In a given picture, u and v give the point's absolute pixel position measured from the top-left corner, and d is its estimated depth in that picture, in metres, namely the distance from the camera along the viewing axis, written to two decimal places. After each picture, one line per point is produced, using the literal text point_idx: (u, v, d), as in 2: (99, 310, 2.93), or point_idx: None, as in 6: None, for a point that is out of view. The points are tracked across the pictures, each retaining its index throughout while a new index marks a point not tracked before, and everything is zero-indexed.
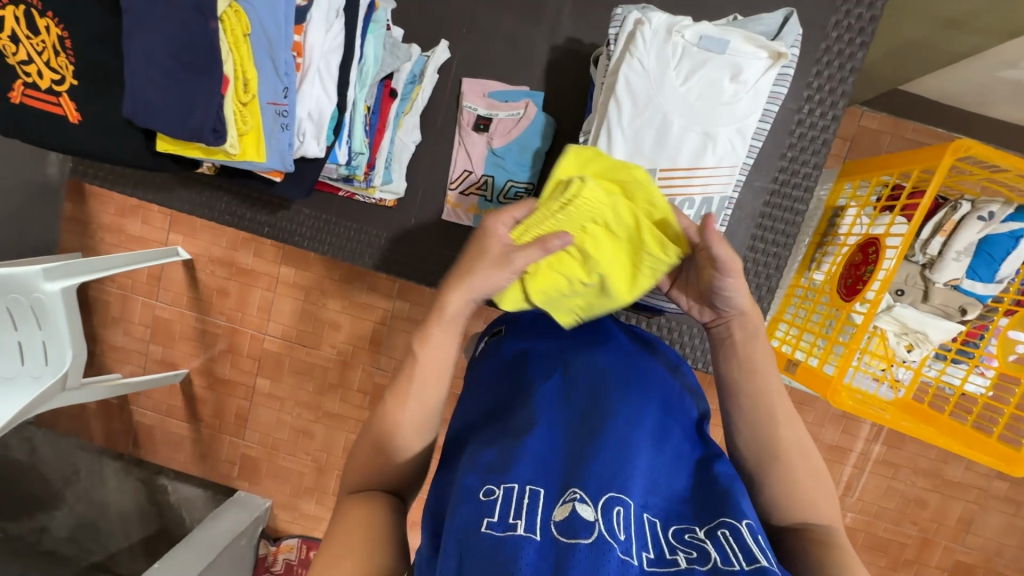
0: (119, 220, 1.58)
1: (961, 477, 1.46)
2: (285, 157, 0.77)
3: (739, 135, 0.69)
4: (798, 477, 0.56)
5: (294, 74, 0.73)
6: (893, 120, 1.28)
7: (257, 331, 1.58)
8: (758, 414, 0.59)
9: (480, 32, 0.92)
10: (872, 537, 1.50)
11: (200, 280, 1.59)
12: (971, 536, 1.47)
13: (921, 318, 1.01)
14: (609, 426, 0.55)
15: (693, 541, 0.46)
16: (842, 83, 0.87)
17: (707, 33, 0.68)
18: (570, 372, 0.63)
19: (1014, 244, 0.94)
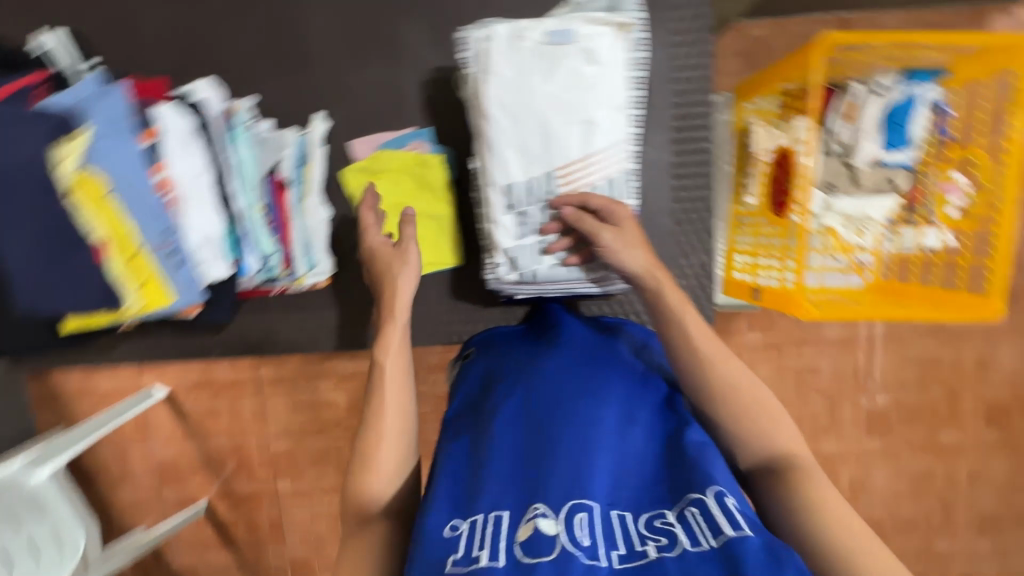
0: (86, 382, 1.56)
1: (962, 325, 1.50)
2: (193, 290, 0.80)
3: (616, 111, 0.70)
4: (743, 404, 0.66)
5: (168, 212, 0.77)
6: None
7: (259, 438, 1.56)
8: (697, 364, 0.67)
9: (348, 90, 0.91)
10: (905, 411, 1.55)
11: (186, 411, 1.57)
12: (995, 373, 1.52)
13: (858, 203, 1.03)
14: (574, 439, 0.63)
15: (663, 527, 0.56)
16: (699, 18, 0.89)
17: (550, 26, 0.67)
18: (532, 390, 0.69)
19: (913, 106, 0.97)
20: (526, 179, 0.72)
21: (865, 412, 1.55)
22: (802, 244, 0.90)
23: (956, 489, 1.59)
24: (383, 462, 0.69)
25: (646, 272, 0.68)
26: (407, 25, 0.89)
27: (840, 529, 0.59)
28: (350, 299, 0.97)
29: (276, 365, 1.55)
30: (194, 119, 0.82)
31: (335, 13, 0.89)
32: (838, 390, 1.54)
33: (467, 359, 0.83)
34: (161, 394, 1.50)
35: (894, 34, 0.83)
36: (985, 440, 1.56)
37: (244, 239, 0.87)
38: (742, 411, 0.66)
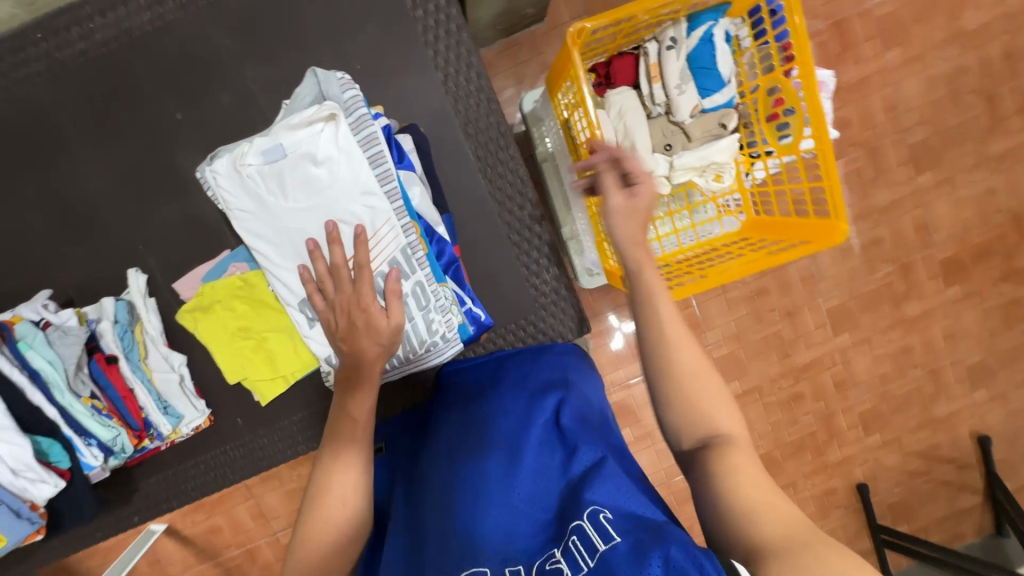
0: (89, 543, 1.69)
1: (889, 199, 1.49)
2: (24, 521, 0.71)
3: (365, 195, 0.70)
4: (699, 392, 0.59)
5: None
6: None
7: (267, 536, 1.73)
8: (659, 340, 0.60)
9: (154, 239, 0.89)
10: (862, 299, 1.54)
11: (189, 535, 1.72)
12: (936, 233, 1.51)
13: (699, 155, 0.98)
14: (467, 504, 0.65)
15: (552, 567, 0.56)
16: (460, 44, 0.85)
17: (262, 144, 0.66)
18: (433, 470, 0.73)
19: (714, 46, 0.93)
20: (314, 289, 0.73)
21: (825, 312, 1.55)
22: None
23: (938, 355, 1.59)
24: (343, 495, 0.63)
25: (633, 248, 0.65)
26: (184, 157, 0.87)
27: (753, 496, 0.54)
28: (238, 430, 0.95)
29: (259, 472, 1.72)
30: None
31: (109, 172, 0.86)
32: (791, 302, 1.53)
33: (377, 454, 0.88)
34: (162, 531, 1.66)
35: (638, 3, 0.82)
36: (947, 298, 1.56)
37: (70, 439, 0.74)
38: (688, 392, 0.59)
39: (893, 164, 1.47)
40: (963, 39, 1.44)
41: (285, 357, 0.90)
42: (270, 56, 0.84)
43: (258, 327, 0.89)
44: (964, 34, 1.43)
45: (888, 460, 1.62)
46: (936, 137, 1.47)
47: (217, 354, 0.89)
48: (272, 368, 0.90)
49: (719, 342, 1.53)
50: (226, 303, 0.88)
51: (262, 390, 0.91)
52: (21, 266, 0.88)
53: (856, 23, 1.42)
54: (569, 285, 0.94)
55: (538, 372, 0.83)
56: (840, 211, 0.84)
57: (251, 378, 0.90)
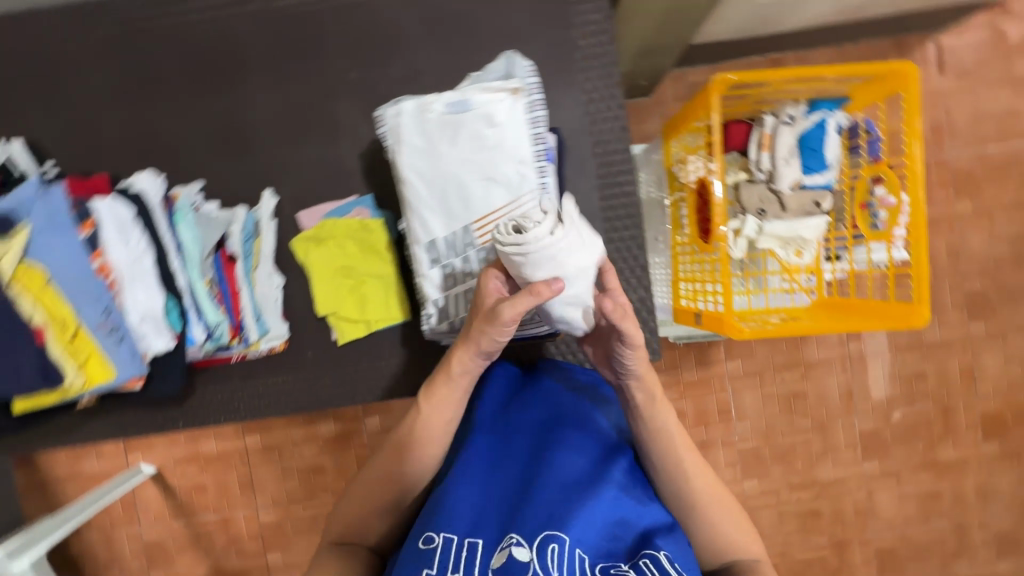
0: (77, 464, 1.71)
1: (940, 337, 1.46)
2: (136, 363, 0.70)
3: (521, 164, 0.75)
4: (715, 513, 0.69)
5: (105, 292, 0.69)
6: (715, 63, 1.43)
7: (249, 509, 1.73)
8: (678, 461, 0.71)
9: (293, 169, 0.98)
10: (897, 429, 1.48)
11: (175, 487, 1.73)
12: (980, 384, 1.47)
13: (789, 226, 1.06)
14: (560, 480, 0.68)
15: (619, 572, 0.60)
16: (609, 78, 0.97)
17: (451, 98, 0.74)
18: (527, 428, 0.76)
19: (825, 131, 1.03)
20: (447, 236, 0.76)
21: (857, 434, 1.48)
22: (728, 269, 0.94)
23: (965, 509, 1.50)
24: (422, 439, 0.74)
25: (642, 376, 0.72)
26: (342, 110, 0.98)
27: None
28: (305, 363, 0.98)
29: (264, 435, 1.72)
30: (134, 203, 0.73)
31: (275, 105, 0.98)
32: (828, 415, 1.46)
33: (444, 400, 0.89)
34: (150, 472, 1.69)
35: (780, 70, 0.91)
36: (984, 452, 1.49)
37: (188, 311, 0.77)
38: (705, 517, 0.69)
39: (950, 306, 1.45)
40: None
41: (373, 305, 0.96)
42: (442, 46, 0.97)
43: (358, 270, 0.96)
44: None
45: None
46: (994, 290, 1.45)
47: (317, 284, 0.95)
48: (359, 311, 0.96)
49: (746, 435, 1.46)
50: (333, 243, 0.95)
51: (342, 330, 0.97)
52: (172, 162, 0.97)
53: (933, 170, 1.44)
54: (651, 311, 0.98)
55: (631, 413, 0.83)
56: (925, 298, 0.90)
57: (338, 317, 0.96)
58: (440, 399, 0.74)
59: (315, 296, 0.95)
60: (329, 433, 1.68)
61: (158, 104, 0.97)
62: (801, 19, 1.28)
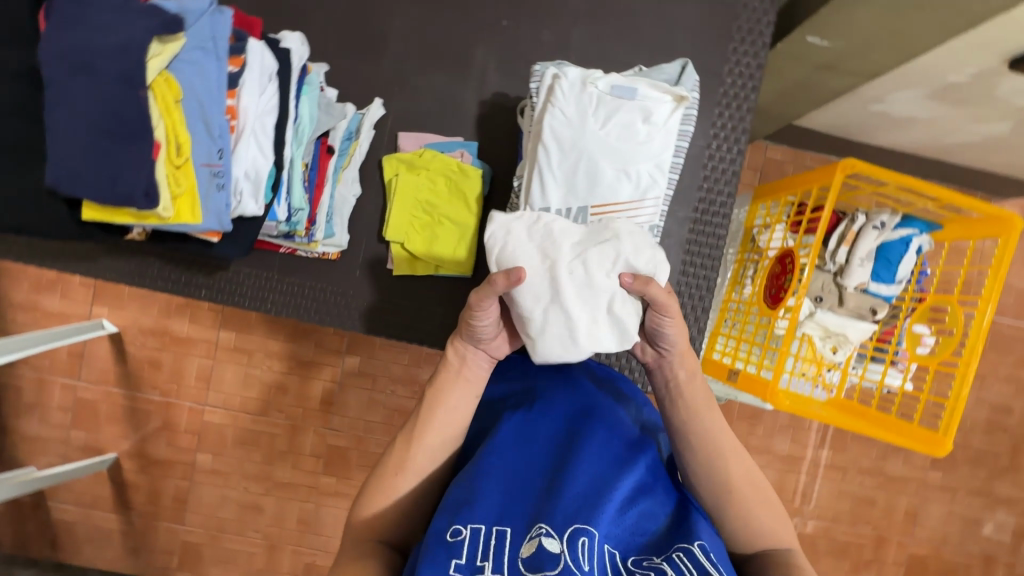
0: (35, 296, 1.50)
1: (902, 472, 1.55)
2: (227, 217, 0.67)
3: (658, 169, 0.75)
4: (752, 504, 0.62)
5: (228, 135, 0.65)
6: (793, 151, 1.44)
7: (196, 403, 1.51)
8: (716, 451, 0.63)
9: (410, 89, 0.96)
10: (832, 542, 1.55)
11: (130, 354, 1.51)
12: (919, 527, 1.56)
13: (840, 321, 1.09)
14: (588, 468, 0.60)
15: (650, 565, 0.52)
16: (741, 121, 0.97)
17: (617, 82, 0.75)
18: (546, 402, 0.68)
19: (906, 248, 1.07)
20: (561, 209, 0.75)
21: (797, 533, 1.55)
22: (790, 343, 0.95)
23: None
24: (432, 434, 0.63)
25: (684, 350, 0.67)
26: (478, 54, 0.96)
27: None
28: (348, 281, 0.95)
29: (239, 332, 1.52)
30: (282, 59, 0.71)
31: (416, 20, 0.95)
32: None
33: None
34: (111, 331, 1.47)
35: (906, 178, 0.92)
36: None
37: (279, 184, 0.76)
38: (738, 511, 0.62)
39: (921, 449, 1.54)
40: None
41: (439, 248, 0.92)
42: (597, 33, 0.96)
43: (438, 209, 0.92)
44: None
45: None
46: (960, 449, 1.54)
47: (393, 209, 0.92)
48: (425, 250, 0.92)
49: None
50: (424, 175, 0.92)
51: (401, 261, 0.93)
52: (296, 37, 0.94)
53: None
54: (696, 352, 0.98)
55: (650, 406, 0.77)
56: (951, 431, 0.95)
57: (401, 247, 0.93)
58: (453, 391, 0.65)
59: (387, 220, 0.92)
60: (302, 355, 1.47)
61: None
62: (897, 141, 1.32)
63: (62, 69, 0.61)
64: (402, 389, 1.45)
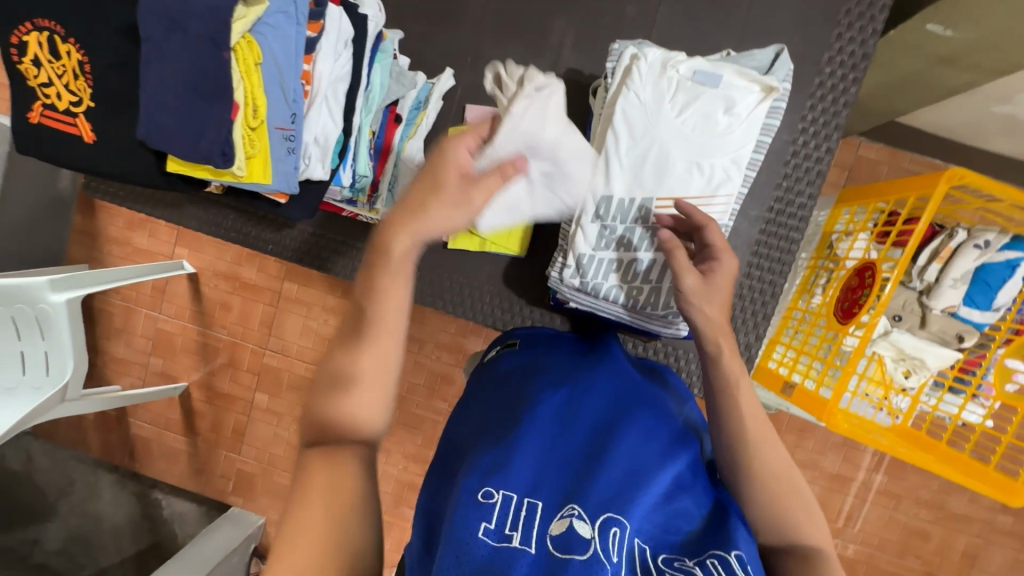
0: (127, 232, 1.63)
1: (965, 510, 1.44)
2: (294, 180, 0.70)
3: (734, 165, 0.71)
4: (783, 498, 0.58)
5: (302, 100, 0.67)
6: (891, 151, 1.29)
7: (258, 345, 1.62)
8: (742, 438, 0.60)
9: (483, 61, 0.94)
10: (875, 570, 1.47)
11: (204, 293, 1.63)
12: (975, 570, 1.45)
13: (918, 344, 1.00)
14: (622, 455, 0.57)
15: (682, 568, 0.49)
16: (835, 116, 0.89)
17: (700, 67, 0.70)
18: (583, 386, 0.66)
19: (1010, 273, 0.95)
20: (623, 198, 0.73)
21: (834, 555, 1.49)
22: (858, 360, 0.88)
23: None
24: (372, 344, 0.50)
25: (711, 334, 0.64)
26: (556, 27, 0.92)
27: None
28: None
29: (301, 285, 1.60)
30: (359, 26, 0.72)
31: None
32: None
33: (507, 348, 0.80)
34: (190, 271, 1.58)
35: (1021, 194, 0.81)
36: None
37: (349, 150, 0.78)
38: (777, 505, 0.57)
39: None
40: None
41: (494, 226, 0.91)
42: (686, 9, 0.89)
43: None
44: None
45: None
46: None
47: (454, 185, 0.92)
48: (481, 226, 0.92)
49: None
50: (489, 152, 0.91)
51: (455, 234, 0.93)
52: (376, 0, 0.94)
53: None
54: (750, 360, 0.94)
55: (692, 409, 0.74)
56: None
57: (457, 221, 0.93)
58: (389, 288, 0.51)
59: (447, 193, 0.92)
60: None
61: None
62: (1019, 149, 1.17)
63: (158, 27, 0.64)
64: (447, 356, 1.41)
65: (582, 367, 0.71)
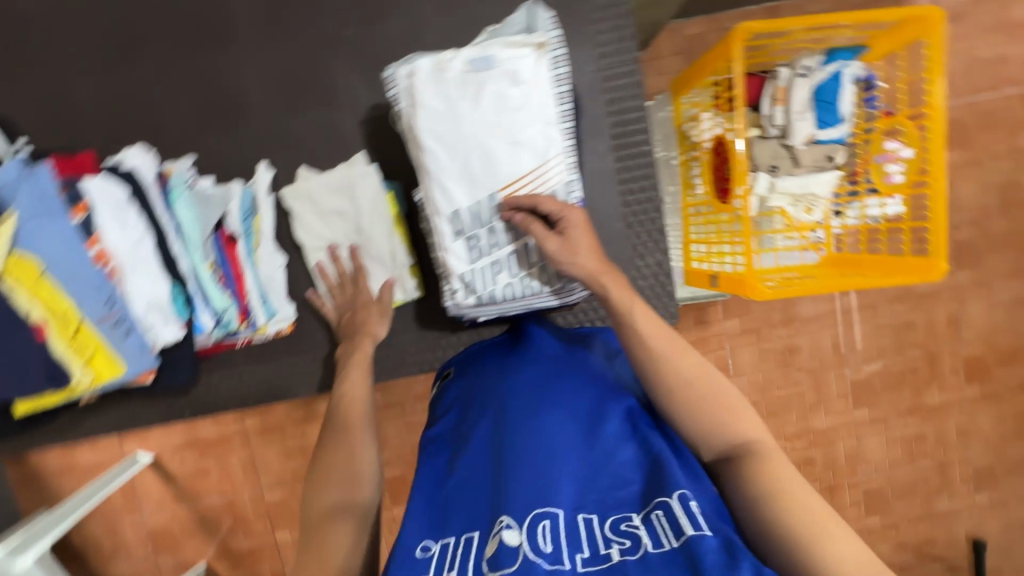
0: (67, 457, 1.54)
1: (930, 288, 1.58)
2: (146, 357, 0.76)
3: (549, 126, 0.70)
4: (707, 398, 0.62)
5: (109, 284, 0.72)
6: (709, 18, 1.31)
7: (253, 490, 1.56)
8: (653, 361, 0.64)
9: (290, 138, 0.92)
10: (889, 376, 1.60)
11: (174, 472, 1.55)
12: (964, 331, 1.59)
13: (801, 182, 1.06)
14: (543, 447, 0.62)
15: (628, 529, 0.53)
16: (623, 29, 0.91)
17: (471, 53, 0.68)
18: (508, 392, 0.71)
19: (840, 82, 1.00)
20: (472, 206, 0.72)
21: (849, 383, 1.60)
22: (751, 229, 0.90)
23: (948, 449, 1.65)
24: (346, 455, 0.68)
25: (593, 278, 0.68)
26: (339, 71, 0.91)
27: (789, 485, 0.54)
28: (315, 344, 0.94)
29: (262, 414, 1.55)
30: (132, 186, 0.76)
31: (269, 69, 0.90)
32: (819, 367, 1.58)
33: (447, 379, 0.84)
34: (149, 460, 1.51)
35: (806, 17, 0.85)
36: (967, 395, 1.63)
37: (194, 296, 0.82)
38: (705, 412, 0.61)
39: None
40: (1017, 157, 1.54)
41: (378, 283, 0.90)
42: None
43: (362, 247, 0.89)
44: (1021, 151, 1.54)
45: (881, 547, 1.67)
46: (981, 242, 1.57)
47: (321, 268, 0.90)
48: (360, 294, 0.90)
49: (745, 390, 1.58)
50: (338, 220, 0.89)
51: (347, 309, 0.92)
52: (158, 135, 0.90)
53: None
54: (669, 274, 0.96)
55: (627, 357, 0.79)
56: (941, 249, 0.89)
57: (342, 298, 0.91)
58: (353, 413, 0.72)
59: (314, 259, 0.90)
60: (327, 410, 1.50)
61: (143, 72, 0.90)
62: None
63: None
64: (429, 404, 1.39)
65: (505, 369, 0.75)
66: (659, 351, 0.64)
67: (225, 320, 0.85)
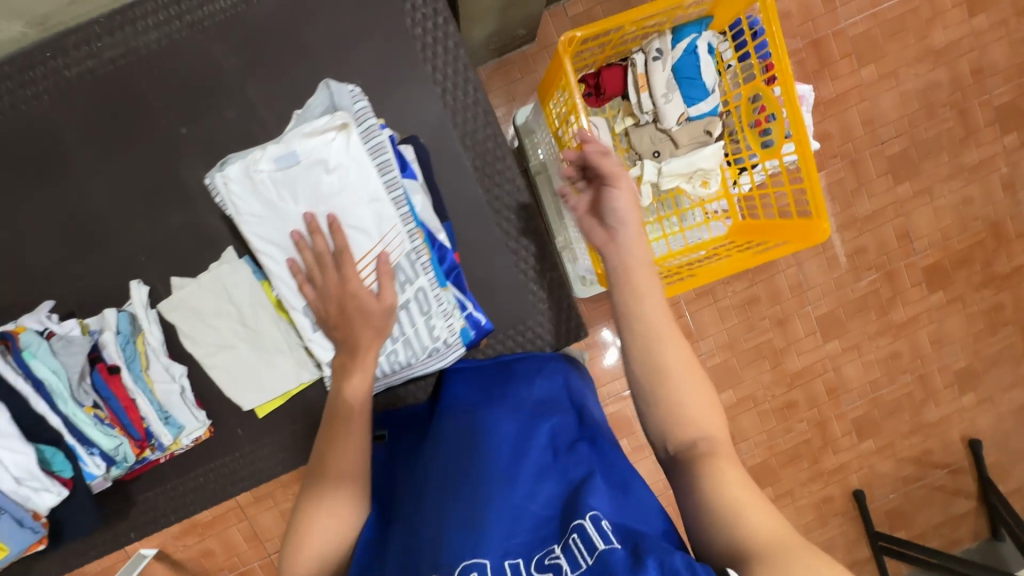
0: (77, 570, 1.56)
1: (872, 208, 1.51)
2: (27, 529, 0.79)
3: (374, 203, 0.71)
4: (682, 389, 0.60)
5: None
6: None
7: (261, 559, 1.57)
8: (648, 341, 0.62)
9: (157, 248, 0.90)
10: (850, 305, 1.54)
11: (181, 560, 1.57)
12: (916, 241, 1.53)
13: (686, 161, 1.00)
14: (467, 500, 0.63)
15: (551, 562, 0.54)
16: (457, 62, 0.88)
17: (275, 152, 0.68)
18: (434, 453, 0.72)
19: (697, 57, 0.98)
20: None
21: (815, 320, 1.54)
22: None
23: (925, 360, 1.59)
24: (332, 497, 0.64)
25: (641, 245, 0.66)
26: (187, 170, 0.89)
27: (737, 486, 0.55)
28: (237, 442, 0.94)
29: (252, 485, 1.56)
30: None
31: (117, 184, 0.89)
32: (782, 310, 1.52)
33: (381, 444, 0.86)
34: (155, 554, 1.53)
35: (628, 13, 0.85)
36: (932, 303, 1.57)
37: (74, 448, 0.81)
38: (673, 407, 0.60)
39: (874, 174, 1.48)
40: (932, 57, 1.48)
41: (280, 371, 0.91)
42: (271, 73, 0.88)
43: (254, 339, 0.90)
44: (935, 51, 1.48)
45: (881, 466, 1.62)
46: (913, 149, 1.50)
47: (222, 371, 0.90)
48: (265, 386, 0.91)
49: (712, 351, 1.52)
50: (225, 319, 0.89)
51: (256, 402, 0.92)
52: (24, 279, 0.89)
53: (832, 42, 1.45)
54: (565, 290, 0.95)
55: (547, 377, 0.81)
56: (821, 210, 0.87)
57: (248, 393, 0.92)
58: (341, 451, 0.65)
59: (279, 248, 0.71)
60: None
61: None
62: None
63: None
64: None
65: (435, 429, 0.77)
66: (658, 329, 0.62)
67: (117, 461, 0.83)
